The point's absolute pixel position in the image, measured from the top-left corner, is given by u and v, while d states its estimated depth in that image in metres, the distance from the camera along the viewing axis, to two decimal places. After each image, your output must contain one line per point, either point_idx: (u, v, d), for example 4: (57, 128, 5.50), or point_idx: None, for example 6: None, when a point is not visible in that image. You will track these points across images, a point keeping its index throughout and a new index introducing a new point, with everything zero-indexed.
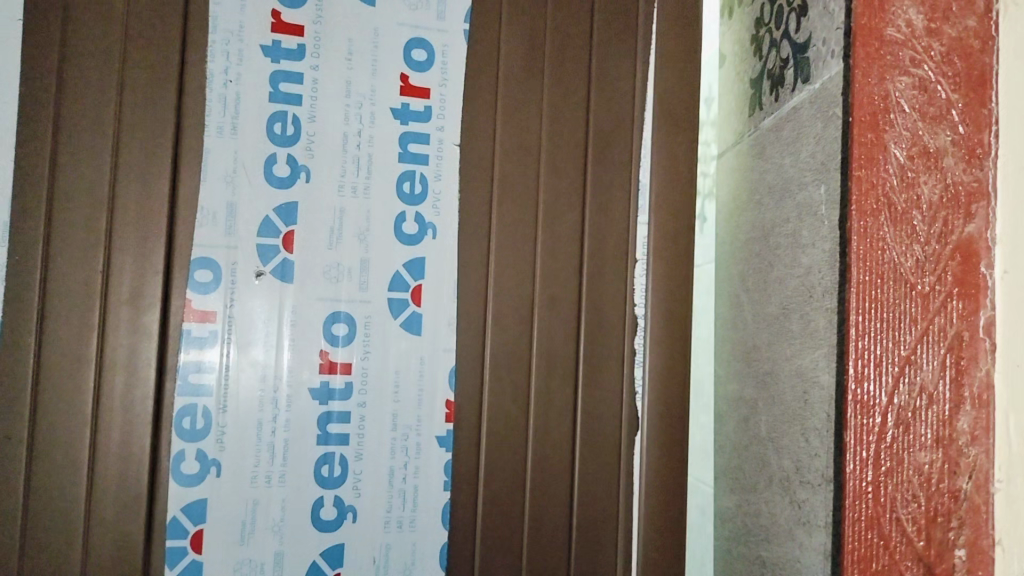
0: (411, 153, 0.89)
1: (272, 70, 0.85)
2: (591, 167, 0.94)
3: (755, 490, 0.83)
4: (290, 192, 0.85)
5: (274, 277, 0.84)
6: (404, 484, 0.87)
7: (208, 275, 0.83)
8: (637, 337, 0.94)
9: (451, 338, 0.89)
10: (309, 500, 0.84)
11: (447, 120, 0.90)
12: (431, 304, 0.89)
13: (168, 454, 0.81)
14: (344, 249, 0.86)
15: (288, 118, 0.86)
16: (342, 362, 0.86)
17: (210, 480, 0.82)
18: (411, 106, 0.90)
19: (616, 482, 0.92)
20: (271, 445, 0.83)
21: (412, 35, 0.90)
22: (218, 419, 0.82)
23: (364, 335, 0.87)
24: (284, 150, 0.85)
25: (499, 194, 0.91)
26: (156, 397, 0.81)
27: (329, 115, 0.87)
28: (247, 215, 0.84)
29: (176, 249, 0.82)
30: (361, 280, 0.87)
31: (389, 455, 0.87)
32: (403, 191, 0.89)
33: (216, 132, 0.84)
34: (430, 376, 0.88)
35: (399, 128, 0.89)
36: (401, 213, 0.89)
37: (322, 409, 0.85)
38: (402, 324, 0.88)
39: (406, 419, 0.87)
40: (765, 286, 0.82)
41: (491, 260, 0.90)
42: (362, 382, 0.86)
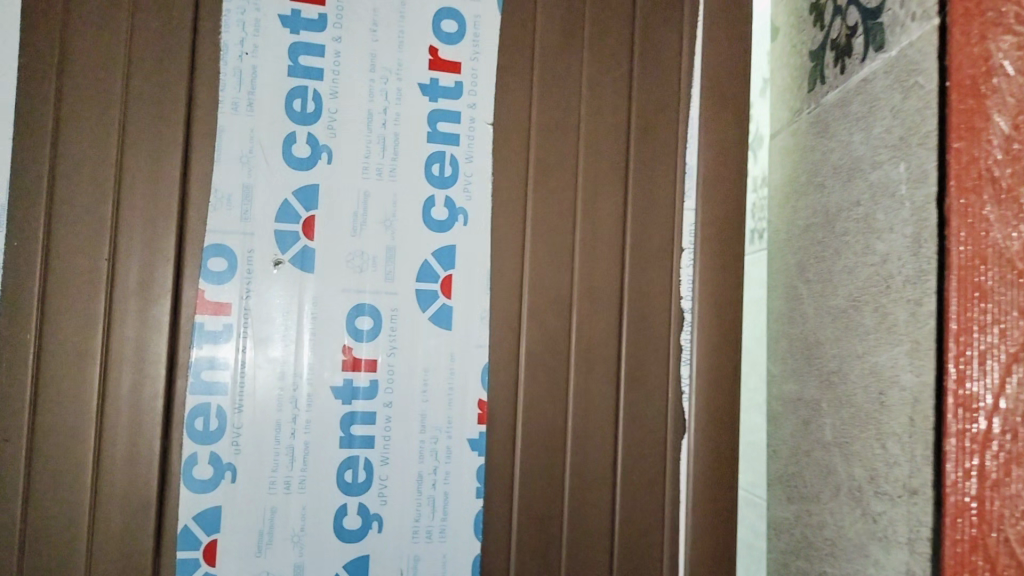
0: (441, 132, 0.83)
1: (292, 41, 0.79)
2: (635, 148, 0.87)
3: (817, 500, 0.76)
4: (310, 174, 0.79)
5: (293, 266, 0.78)
6: (434, 490, 0.80)
7: (222, 264, 0.76)
8: (684, 332, 0.87)
9: (485, 333, 0.83)
10: (331, 508, 0.77)
11: (479, 97, 0.84)
12: (462, 296, 0.82)
13: (179, 457, 0.74)
14: (369, 236, 0.80)
15: (309, 93, 0.79)
16: (367, 358, 0.79)
17: (225, 486, 0.75)
18: (441, 81, 0.83)
19: (661, 488, 0.86)
20: (291, 449, 0.77)
21: (441, 5, 0.84)
22: (233, 419, 0.76)
23: (390, 330, 0.80)
24: (305, 128, 0.79)
25: (536, 177, 0.84)
26: (166, 395, 0.74)
27: (353, 90, 0.80)
28: (265, 199, 0.77)
29: (188, 235, 0.76)
30: (387, 269, 0.80)
31: (417, 459, 0.80)
32: (432, 173, 0.82)
33: (231, 108, 0.77)
34: (461, 374, 0.82)
35: (428, 104, 0.82)
36: (431, 197, 0.82)
37: (345, 409, 0.78)
38: (432, 317, 0.81)
39: (436, 420, 0.81)
40: (830, 276, 0.75)
41: (527, 248, 0.83)
42: (388, 381, 0.80)
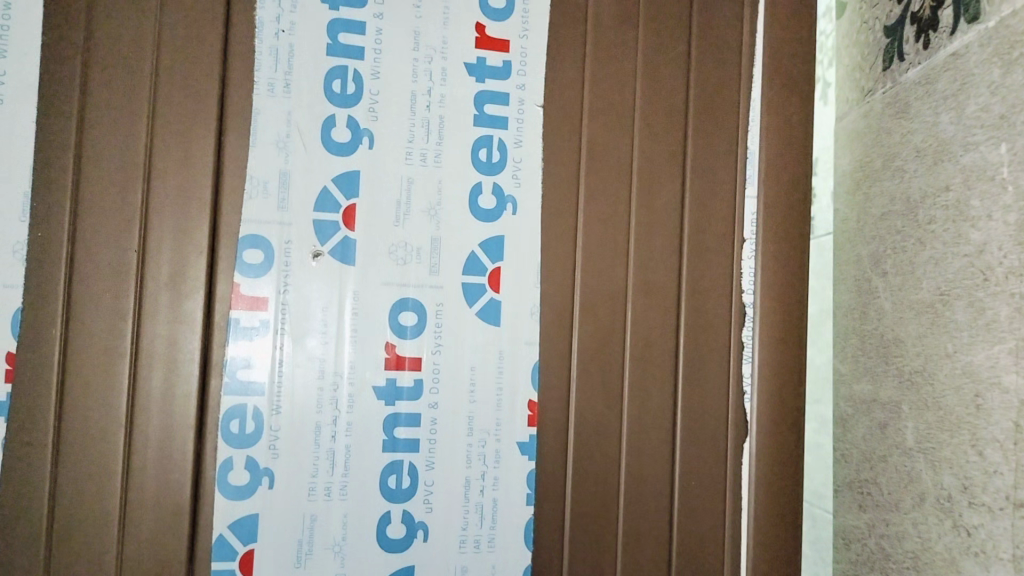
0: (488, 115, 0.77)
1: (331, 18, 0.74)
2: (693, 132, 0.81)
3: (896, 509, 0.71)
4: (351, 160, 0.74)
5: (333, 258, 0.73)
6: (481, 497, 0.76)
7: (258, 256, 0.71)
8: (745, 328, 0.82)
9: (534, 330, 0.77)
10: (374, 516, 0.73)
11: (529, 76, 0.78)
12: (511, 290, 0.77)
13: (214, 462, 0.70)
14: (412, 226, 0.75)
15: (349, 74, 0.74)
16: (411, 356, 0.74)
17: (261, 492, 0.71)
18: (488, 60, 0.78)
19: (722, 495, 0.80)
20: (332, 453, 0.72)
21: None
22: (270, 422, 0.71)
23: (436, 326, 0.75)
24: (344, 111, 0.74)
25: (588, 163, 0.79)
26: (200, 396, 0.70)
27: (396, 70, 0.75)
28: (303, 187, 0.72)
29: (222, 225, 0.71)
30: (432, 261, 0.75)
31: (464, 464, 0.75)
32: (480, 159, 0.77)
33: (267, 89, 0.72)
34: (510, 373, 0.77)
35: (475, 85, 0.77)
36: (477, 184, 0.77)
37: (389, 410, 0.73)
38: (479, 312, 0.76)
39: (484, 422, 0.76)
40: (912, 268, 0.70)
41: (580, 239, 0.78)
42: (434, 380, 0.75)
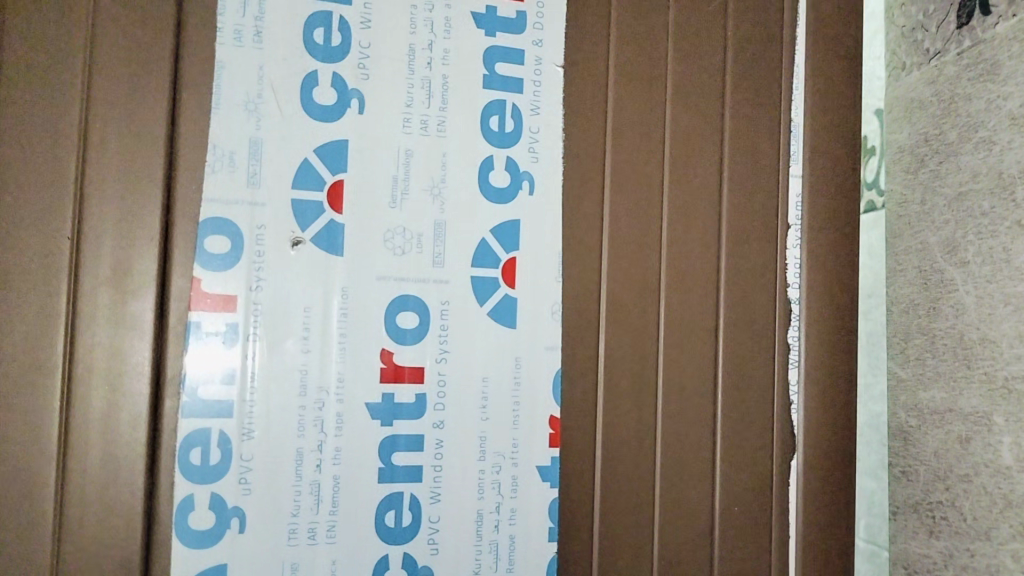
0: (499, 76, 0.65)
1: None
2: (731, 101, 0.70)
3: (985, 538, 0.61)
4: (337, 127, 0.61)
5: (316, 247, 0.60)
6: (497, 534, 0.63)
7: (224, 244, 0.58)
8: (791, 328, 0.71)
9: (555, 332, 0.65)
10: (369, 561, 0.60)
11: (547, 30, 0.66)
12: (528, 285, 0.65)
13: (170, 502, 0.56)
14: (411, 209, 0.62)
15: (334, 22, 0.61)
16: (412, 366, 0.61)
17: (230, 537, 0.57)
18: (500, 11, 0.65)
19: (767, 521, 0.69)
20: (317, 486, 0.59)
21: None
22: (241, 449, 0.57)
23: (440, 328, 0.62)
24: (329, 67, 0.61)
25: (615, 135, 0.67)
26: (152, 419, 0.56)
27: (390, 19, 0.62)
28: (278, 159, 0.59)
29: (177, 207, 0.57)
30: (436, 251, 0.63)
31: (476, 495, 0.63)
32: (490, 128, 0.65)
33: (233, 38, 0.59)
34: (529, 384, 0.64)
35: (484, 40, 0.65)
36: (488, 159, 0.64)
37: (386, 432, 0.61)
38: (491, 312, 0.64)
39: (499, 444, 0.63)
40: (1007, 256, 0.59)
41: (606, 224, 0.66)
42: (438, 394, 0.62)
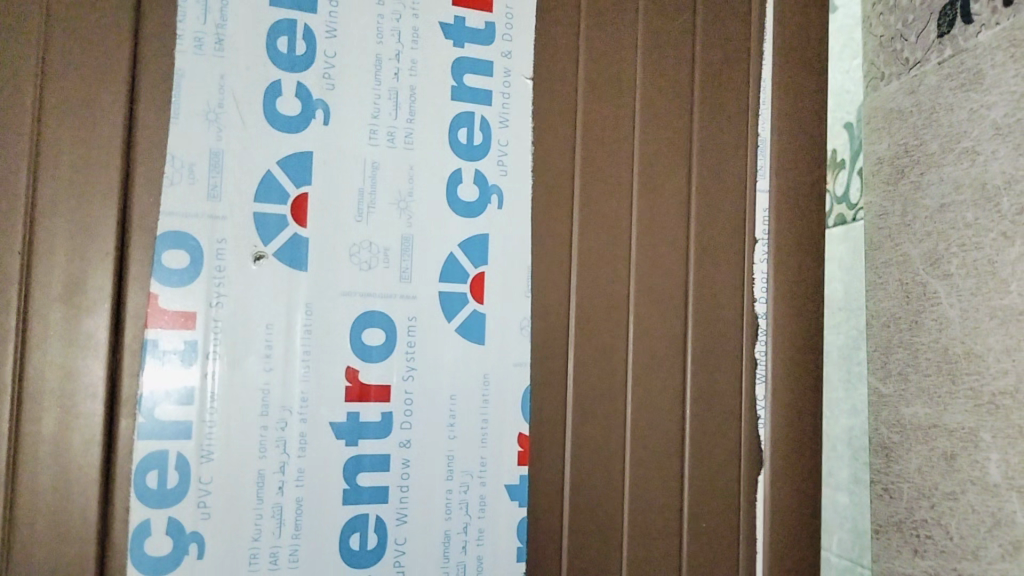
0: (468, 86, 0.63)
1: None
2: (700, 112, 0.68)
3: (972, 557, 0.59)
4: (300, 136, 0.58)
5: (280, 262, 0.57)
6: (464, 556, 0.60)
7: (181, 258, 0.55)
8: (759, 342, 0.69)
9: (525, 350, 0.63)
10: None
11: (515, 42, 0.64)
12: (498, 299, 0.63)
13: (124, 528, 0.53)
14: (377, 222, 0.60)
15: (297, 29, 0.59)
16: (378, 385, 0.59)
17: (187, 564, 0.54)
18: (467, 20, 0.63)
19: (736, 540, 0.67)
20: (278, 510, 0.56)
21: None
22: (198, 473, 0.55)
23: (407, 345, 0.60)
24: (292, 74, 0.58)
25: (584, 145, 0.65)
26: (106, 443, 0.53)
27: (356, 25, 0.60)
28: (240, 168, 0.57)
29: (133, 219, 0.54)
30: (402, 265, 0.60)
31: (442, 516, 0.60)
32: (458, 138, 0.62)
33: (193, 46, 0.56)
34: (499, 402, 0.62)
35: (452, 51, 0.63)
36: (456, 171, 0.62)
37: (351, 452, 0.58)
38: (459, 328, 0.62)
39: (466, 463, 0.61)
40: (993, 267, 0.58)
41: (577, 235, 0.64)
42: (405, 413, 0.59)
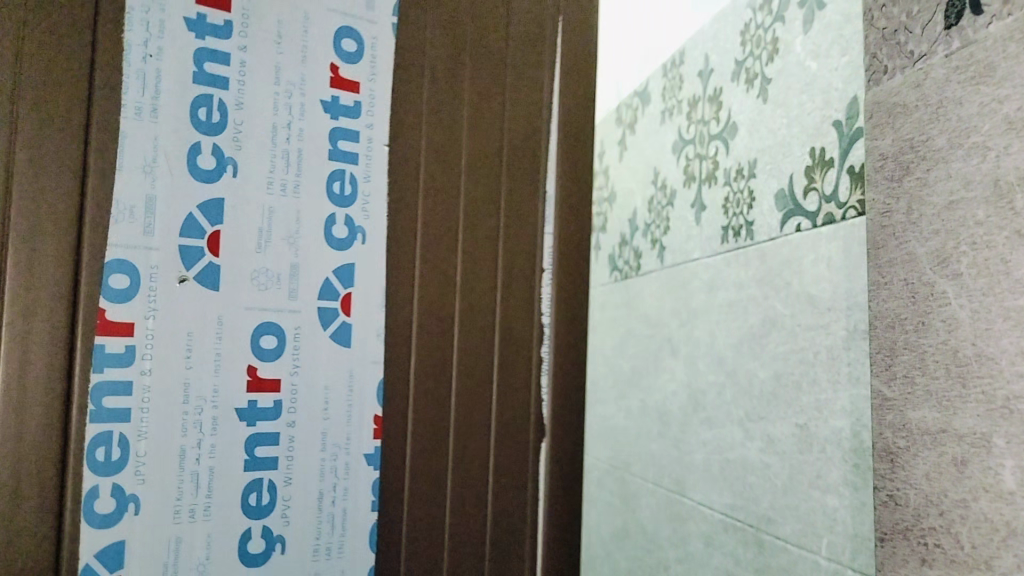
0: (341, 150, 0.79)
1: (198, 46, 0.73)
2: (510, 159, 0.83)
3: (985, 567, 0.57)
4: (216, 184, 0.74)
5: (196, 282, 0.72)
6: (333, 507, 0.77)
7: (124, 280, 0.69)
8: (543, 346, 0.84)
9: (378, 348, 0.79)
10: (236, 533, 0.73)
11: (376, 116, 0.80)
12: (361, 315, 0.78)
13: (81, 491, 0.67)
14: (273, 252, 0.75)
15: (215, 102, 0.74)
16: (270, 379, 0.75)
17: (128, 518, 0.69)
18: (342, 100, 0.79)
19: (522, 504, 0.83)
20: (195, 474, 0.72)
21: (342, 23, 0.79)
22: (137, 447, 0.69)
23: (294, 348, 0.76)
24: (211, 138, 0.74)
25: (424, 188, 0.80)
26: (64, 430, 0.66)
27: (257, 94, 0.75)
28: (167, 204, 0.71)
29: (85, 243, 0.67)
30: (291, 287, 0.76)
31: (318, 481, 0.77)
32: (332, 190, 0.78)
33: (135, 112, 0.70)
34: (359, 395, 0.78)
35: (329, 123, 0.78)
36: (331, 213, 0.78)
37: (251, 431, 0.74)
38: (332, 335, 0.77)
39: (335, 437, 0.77)
40: (1005, 267, 0.56)
41: (420, 255, 0.80)
42: (292, 403, 0.76)
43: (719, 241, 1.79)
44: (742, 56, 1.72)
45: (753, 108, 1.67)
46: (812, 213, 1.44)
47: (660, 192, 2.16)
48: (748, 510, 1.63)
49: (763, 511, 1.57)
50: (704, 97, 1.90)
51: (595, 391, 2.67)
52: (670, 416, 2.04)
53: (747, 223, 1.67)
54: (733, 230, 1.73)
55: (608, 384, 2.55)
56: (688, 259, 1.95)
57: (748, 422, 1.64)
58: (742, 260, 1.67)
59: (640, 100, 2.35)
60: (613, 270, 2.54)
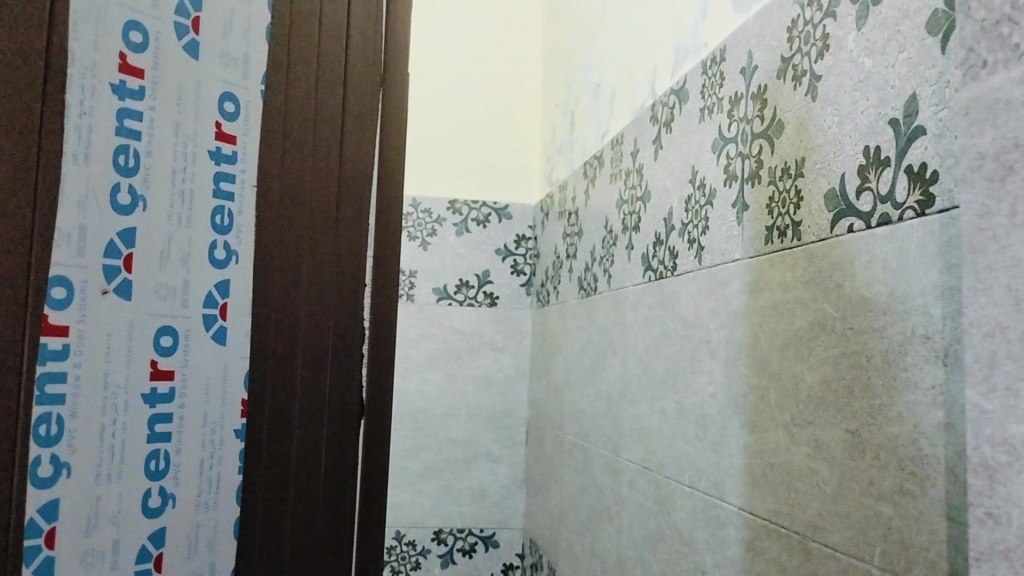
0: (223, 189, 1.56)
1: (119, 104, 1.38)
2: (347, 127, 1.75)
3: None
4: (127, 219, 1.40)
5: (114, 292, 1.38)
6: (208, 469, 1.52)
7: (62, 291, 1.29)
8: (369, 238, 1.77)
9: (245, 349, 1.59)
10: (139, 490, 1.42)
11: (247, 162, 1.59)
12: (234, 318, 1.57)
13: (31, 460, 1.25)
14: (169, 271, 1.47)
15: (130, 151, 1.40)
16: (167, 367, 1.47)
17: (53, 483, 1.28)
18: (223, 148, 1.56)
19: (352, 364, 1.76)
20: (110, 446, 1.37)
21: (224, 89, 1.56)
22: (68, 424, 1.30)
23: (184, 345, 1.50)
24: (127, 180, 1.40)
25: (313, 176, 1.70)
26: (28, 408, 1.24)
27: (157, 150, 1.44)
28: (93, 235, 1.34)
29: (43, 273, 1.26)
30: (184, 299, 1.50)
31: (201, 449, 1.51)
32: (217, 221, 1.55)
33: (72, 156, 1.30)
34: (230, 377, 1.56)
35: (214, 167, 1.54)
36: (214, 242, 1.55)
37: (151, 409, 1.44)
38: (213, 334, 1.54)
39: (212, 417, 1.53)
40: None
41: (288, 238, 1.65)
42: (183, 386, 1.49)
43: (762, 241, 1.76)
44: (789, 53, 1.69)
45: (799, 105, 1.64)
46: (865, 213, 1.40)
47: (698, 191, 2.13)
48: (794, 516, 1.59)
49: (810, 518, 1.54)
50: (745, 94, 1.87)
51: (627, 391, 2.65)
52: (708, 419, 2.01)
53: (793, 223, 1.64)
54: (778, 230, 1.70)
55: (641, 384, 2.52)
56: (728, 260, 1.92)
57: (793, 426, 1.61)
58: (788, 261, 1.64)
59: (677, 97, 2.32)
60: (647, 270, 2.51)
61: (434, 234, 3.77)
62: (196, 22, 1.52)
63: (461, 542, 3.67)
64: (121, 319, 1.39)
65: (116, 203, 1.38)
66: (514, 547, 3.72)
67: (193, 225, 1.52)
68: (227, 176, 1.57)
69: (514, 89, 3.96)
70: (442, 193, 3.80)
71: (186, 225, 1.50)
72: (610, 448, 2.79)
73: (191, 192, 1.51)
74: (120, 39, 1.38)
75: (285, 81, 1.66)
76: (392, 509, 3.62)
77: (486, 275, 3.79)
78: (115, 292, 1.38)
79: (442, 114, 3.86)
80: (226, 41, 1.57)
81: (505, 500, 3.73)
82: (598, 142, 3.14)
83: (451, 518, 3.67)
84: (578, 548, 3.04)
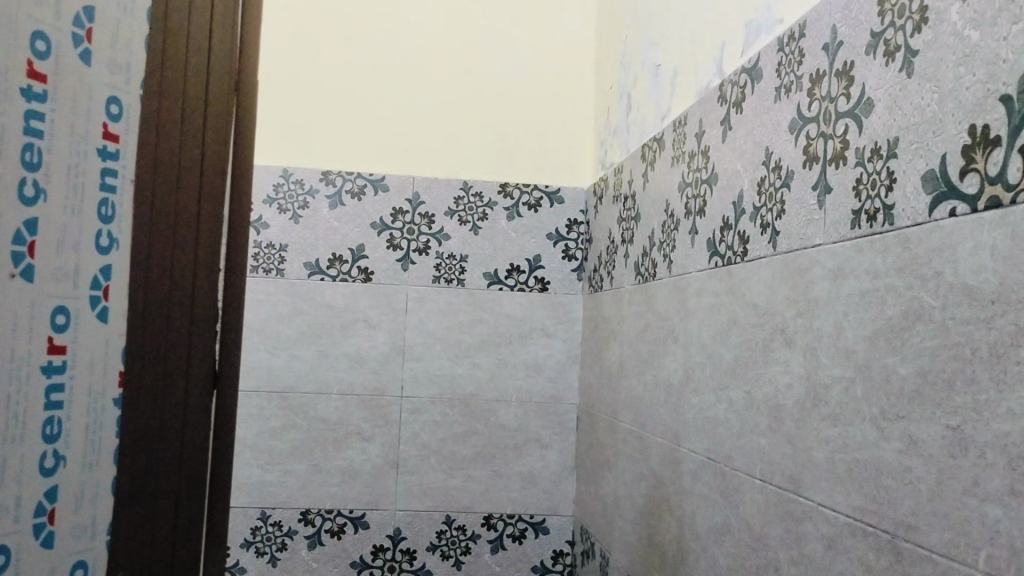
0: (107, 184, 1.26)
1: (28, 109, 1.10)
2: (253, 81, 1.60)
3: None
4: (34, 209, 1.12)
5: (22, 277, 1.11)
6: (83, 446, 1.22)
7: (64, 318, 1.19)
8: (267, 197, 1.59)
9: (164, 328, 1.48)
10: None
11: (123, 161, 1.29)
12: (116, 299, 1.28)
13: None
14: (65, 256, 1.19)
15: (36, 149, 1.12)
16: (61, 344, 1.18)
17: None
18: (108, 149, 1.26)
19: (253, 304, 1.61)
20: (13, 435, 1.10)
21: (110, 94, 1.26)
22: None
23: (76, 322, 1.21)
24: (33, 175, 1.12)
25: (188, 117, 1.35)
26: None
27: (58, 148, 1.16)
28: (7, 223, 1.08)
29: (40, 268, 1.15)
30: (74, 282, 1.21)
31: (82, 457, 1.22)
32: (102, 213, 1.25)
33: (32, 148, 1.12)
34: (112, 353, 1.28)
35: (100, 162, 1.24)
36: (99, 231, 1.25)
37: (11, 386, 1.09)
38: (98, 315, 1.25)
39: (89, 403, 1.23)
40: None
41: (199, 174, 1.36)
42: (72, 365, 1.20)
43: (849, 225, 1.68)
44: (880, 27, 1.60)
45: (893, 83, 1.55)
46: (971, 195, 1.32)
47: (772, 173, 2.04)
48: (883, 514, 1.52)
49: (902, 516, 1.46)
50: (829, 73, 1.79)
51: (690, 380, 2.57)
52: (783, 410, 1.94)
53: (884, 207, 1.56)
54: (866, 214, 1.62)
55: (706, 373, 2.44)
56: (808, 245, 1.84)
57: (883, 421, 1.53)
58: (879, 246, 1.56)
59: (749, 76, 2.23)
60: (713, 255, 2.43)
61: (485, 218, 3.71)
62: (93, 33, 1.22)
63: (511, 528, 3.62)
64: (23, 307, 1.12)
65: (22, 199, 1.10)
66: (565, 534, 3.66)
67: (83, 216, 1.21)
68: (110, 170, 1.26)
69: (568, 72, 3.86)
70: (494, 178, 3.74)
71: (76, 219, 1.20)
72: (670, 437, 2.72)
73: (80, 186, 1.21)
74: (28, 46, 1.10)
75: (159, 79, 1.34)
76: (442, 494, 3.59)
77: (537, 259, 3.72)
78: (21, 277, 1.11)
79: (493, 97, 3.79)
80: (114, 47, 1.27)
81: (556, 487, 3.67)
82: (658, 125, 3.06)
83: (502, 504, 3.63)
84: (634, 537, 2.98)
